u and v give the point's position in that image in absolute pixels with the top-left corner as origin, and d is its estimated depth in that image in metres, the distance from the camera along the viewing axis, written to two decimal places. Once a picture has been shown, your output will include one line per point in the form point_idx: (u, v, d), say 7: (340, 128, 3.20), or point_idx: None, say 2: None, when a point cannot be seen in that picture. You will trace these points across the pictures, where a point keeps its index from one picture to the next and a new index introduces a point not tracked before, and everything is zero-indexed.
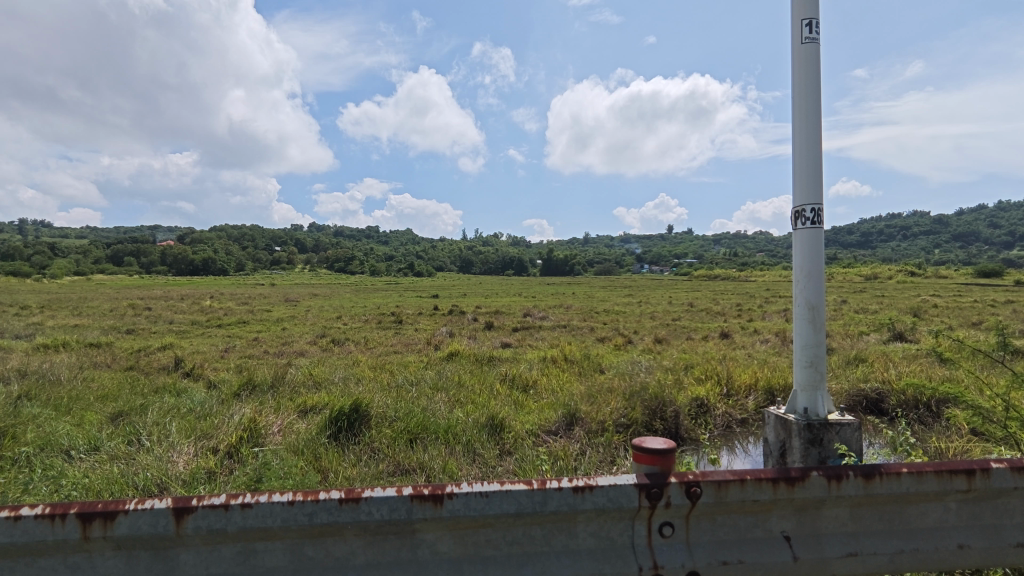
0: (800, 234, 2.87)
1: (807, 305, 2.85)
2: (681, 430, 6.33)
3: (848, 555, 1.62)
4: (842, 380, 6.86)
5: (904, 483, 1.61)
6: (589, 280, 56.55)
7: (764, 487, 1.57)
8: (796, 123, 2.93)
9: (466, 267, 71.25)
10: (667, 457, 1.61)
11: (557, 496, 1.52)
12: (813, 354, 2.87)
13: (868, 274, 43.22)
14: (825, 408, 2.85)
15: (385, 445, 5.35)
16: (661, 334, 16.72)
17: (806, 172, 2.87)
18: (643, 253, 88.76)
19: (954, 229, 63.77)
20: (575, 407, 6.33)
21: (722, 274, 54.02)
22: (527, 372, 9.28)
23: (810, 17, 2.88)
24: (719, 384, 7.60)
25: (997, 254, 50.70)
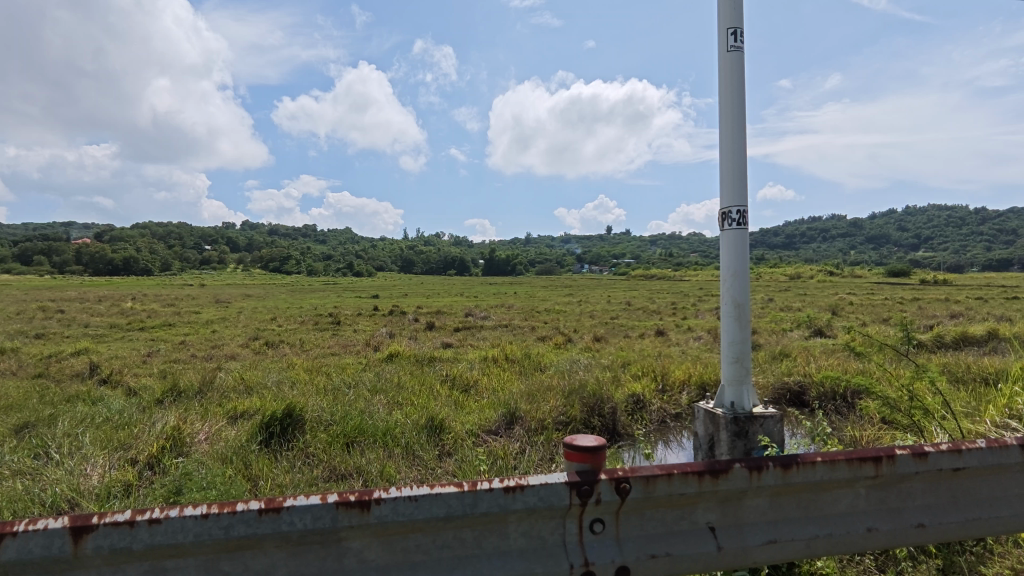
0: (727, 234, 2.98)
1: (733, 302, 2.96)
2: (618, 426, 6.48)
3: (768, 543, 1.69)
4: (768, 374, 7.22)
5: (819, 471, 1.69)
6: (531, 280, 57.03)
7: (689, 481, 1.60)
8: (723, 126, 3.04)
9: (407, 267, 70.29)
10: (598, 454, 1.61)
11: (487, 497, 1.50)
12: (739, 350, 2.99)
13: (792, 274, 45.81)
14: (750, 402, 2.97)
15: (320, 449, 5.19)
16: (600, 332, 17.05)
17: (732, 175, 2.98)
18: (584, 253, 90.39)
19: (868, 231, 68.44)
20: (515, 406, 6.36)
21: (659, 274, 55.75)
22: (468, 372, 9.24)
23: (736, 26, 2.99)
24: (655, 380, 7.83)
25: (905, 255, 54.87)
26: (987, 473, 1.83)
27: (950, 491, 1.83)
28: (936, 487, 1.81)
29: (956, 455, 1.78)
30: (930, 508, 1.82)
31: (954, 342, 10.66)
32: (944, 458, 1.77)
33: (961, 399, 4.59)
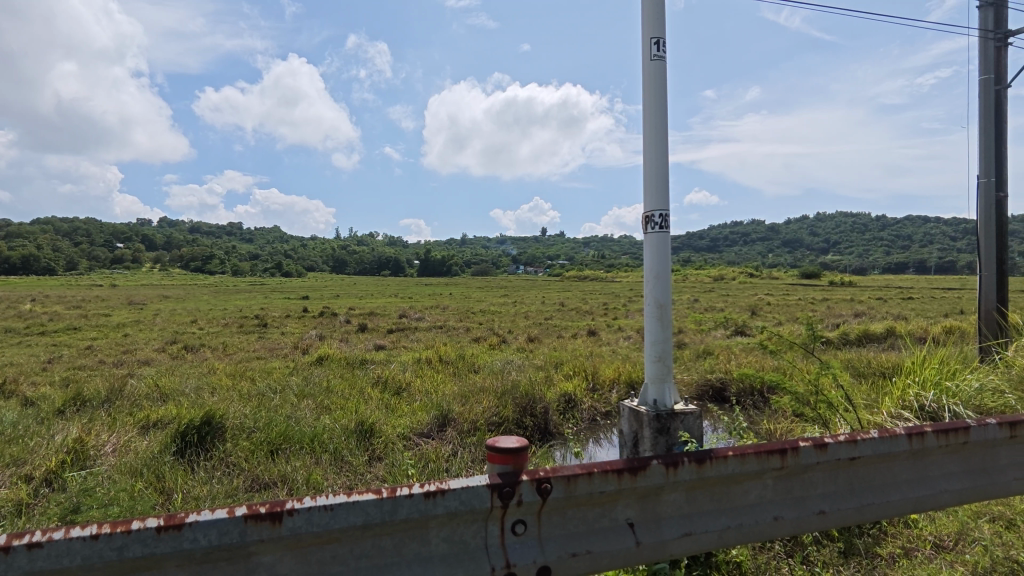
0: (650, 238, 3.08)
1: (655, 303, 3.06)
2: (550, 425, 6.59)
3: (684, 535, 1.74)
4: (691, 371, 7.55)
5: (730, 465, 1.77)
6: (467, 280, 56.84)
7: (609, 479, 1.63)
8: (646, 133, 3.12)
9: (339, 267, 68.34)
10: (520, 455, 1.61)
11: (407, 504, 1.46)
12: (661, 349, 3.09)
13: (716, 276, 48.04)
14: (671, 399, 3.08)
15: (242, 458, 4.95)
16: (534, 332, 17.25)
17: (654, 180, 3.08)
18: (520, 254, 91.13)
19: (784, 235, 72.85)
20: (447, 407, 6.31)
21: (592, 274, 57.00)
22: (401, 374, 9.10)
23: (658, 36, 3.10)
24: (586, 379, 8.00)
25: (815, 259, 58.83)
26: (879, 461, 1.98)
27: (848, 479, 1.96)
28: (835, 475, 1.94)
29: (853, 445, 1.90)
30: (830, 496, 1.94)
31: (857, 339, 11.52)
32: (842, 448, 1.89)
33: (862, 392, 4.97)
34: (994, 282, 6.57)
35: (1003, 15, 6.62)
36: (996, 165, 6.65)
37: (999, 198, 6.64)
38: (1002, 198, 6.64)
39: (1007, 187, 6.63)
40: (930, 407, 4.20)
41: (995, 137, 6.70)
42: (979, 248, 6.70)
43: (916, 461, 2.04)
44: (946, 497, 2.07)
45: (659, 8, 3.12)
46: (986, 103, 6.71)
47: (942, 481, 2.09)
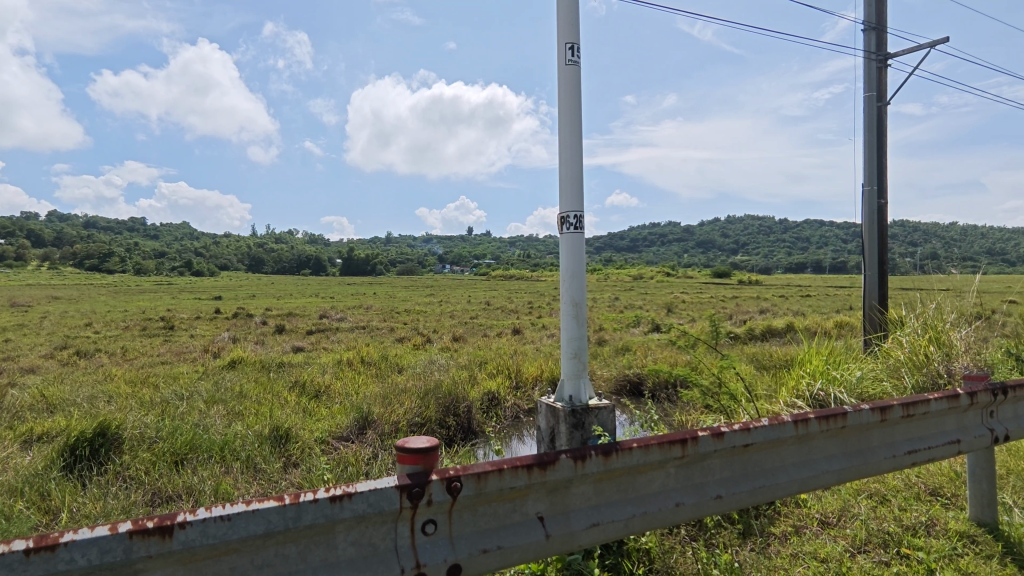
0: (565, 238, 3.16)
1: (570, 302, 3.15)
2: (473, 423, 6.63)
3: (591, 526, 1.80)
4: (610, 367, 7.83)
5: (635, 456, 1.84)
6: (391, 280, 55.80)
7: (519, 474, 1.66)
8: (563, 135, 3.19)
9: (255, 266, 65.08)
10: (430, 455, 1.60)
11: (312, 509, 1.41)
12: (577, 346, 3.17)
13: (636, 275, 49.85)
14: (586, 394, 3.17)
15: (142, 471, 4.61)
16: (458, 331, 17.23)
17: (568, 182, 3.16)
18: (446, 252, 90.60)
19: (698, 237, 76.74)
20: (368, 409, 6.18)
21: (518, 274, 57.57)
22: (320, 377, 8.81)
23: (573, 42, 3.18)
24: (509, 377, 8.09)
25: (725, 259, 62.41)
26: (770, 446, 2.13)
27: (742, 464, 2.10)
28: (731, 461, 2.07)
29: (746, 432, 2.04)
30: (727, 481, 2.07)
31: (761, 334, 12.36)
32: (737, 436, 2.02)
33: (762, 383, 5.35)
34: (876, 281, 7.25)
35: (884, 38, 7.31)
36: (878, 175, 7.33)
37: (881, 205, 7.31)
38: (883, 205, 7.32)
39: (887, 195, 7.32)
40: (819, 395, 4.58)
41: (877, 149, 7.38)
42: (863, 251, 7.38)
43: (800, 446, 2.22)
44: (827, 478, 2.26)
45: (574, 14, 3.20)
46: (870, 118, 7.38)
47: (823, 462, 2.28)
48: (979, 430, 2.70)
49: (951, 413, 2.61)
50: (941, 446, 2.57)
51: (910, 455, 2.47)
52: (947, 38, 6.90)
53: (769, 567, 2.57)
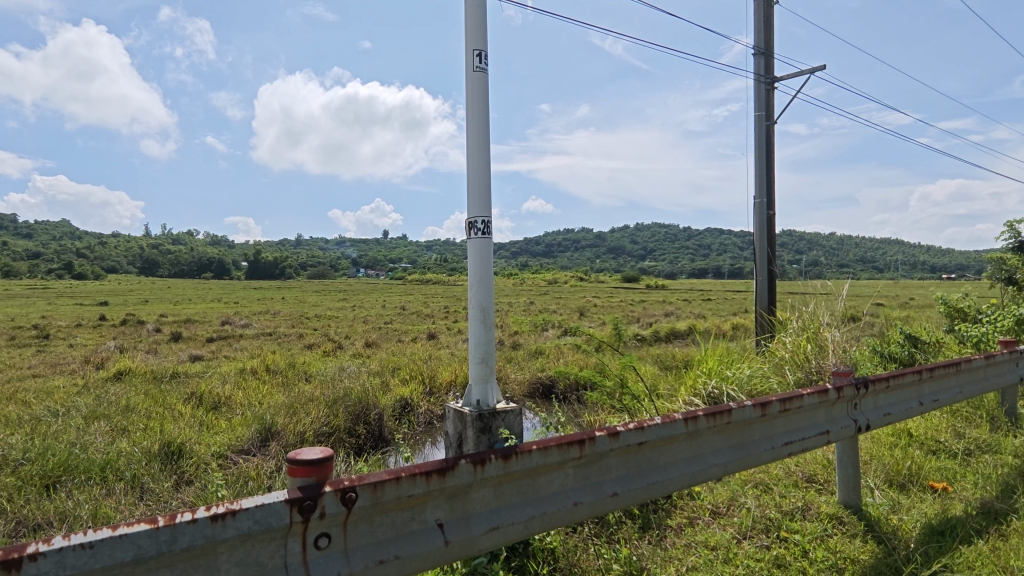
0: (473, 243, 3.18)
1: (478, 307, 3.16)
2: (384, 431, 6.52)
3: (491, 529, 1.81)
4: (523, 370, 7.96)
5: (534, 458, 1.88)
6: (301, 284, 53.49)
7: (417, 482, 1.65)
8: (470, 139, 3.21)
9: (148, 268, 60.09)
10: (323, 466, 1.55)
11: (189, 530, 1.32)
12: (485, 350, 3.19)
13: (552, 280, 50.98)
14: (494, 398, 3.19)
15: (4, 498, 4.10)
16: (372, 337, 16.84)
17: (476, 186, 3.18)
18: (361, 255, 88.35)
19: (609, 243, 79.72)
20: (271, 420, 5.88)
21: (434, 278, 57.09)
22: (219, 387, 8.29)
23: (480, 48, 3.21)
24: (422, 383, 8.01)
25: (634, 265, 65.25)
26: (662, 443, 2.25)
27: (636, 462, 2.20)
28: (626, 459, 2.16)
29: (640, 431, 2.14)
30: (623, 478, 2.16)
31: (665, 336, 13.04)
32: (631, 435, 2.11)
33: (664, 382, 5.64)
34: (765, 286, 7.86)
35: (771, 63, 7.95)
36: (767, 189, 7.95)
37: (769, 216, 7.92)
38: (771, 216, 7.94)
39: (775, 207, 7.94)
40: (714, 393, 4.89)
41: (767, 164, 7.99)
42: (755, 257, 7.97)
43: (690, 442, 2.36)
44: (715, 471, 2.41)
45: (483, 22, 3.23)
46: (760, 135, 8.00)
47: (711, 456, 2.43)
48: (846, 421, 2.99)
49: (822, 407, 2.87)
50: (813, 437, 2.82)
51: (787, 446, 2.69)
52: (823, 67, 7.62)
53: (664, 559, 2.70)
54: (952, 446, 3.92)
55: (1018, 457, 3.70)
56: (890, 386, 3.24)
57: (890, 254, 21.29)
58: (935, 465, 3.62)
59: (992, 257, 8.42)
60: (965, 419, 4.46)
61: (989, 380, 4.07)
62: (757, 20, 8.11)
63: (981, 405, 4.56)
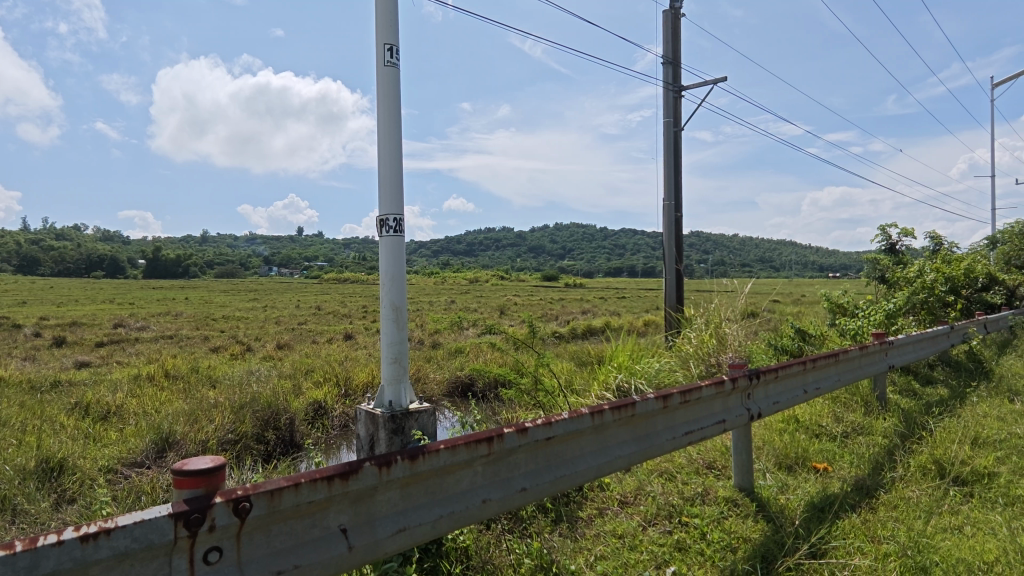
0: (384, 241, 3.12)
1: (390, 306, 3.11)
2: (295, 436, 6.27)
3: (398, 531, 1.79)
4: (443, 368, 7.93)
5: (442, 457, 1.87)
6: (206, 283, 50.19)
7: (318, 487, 1.59)
8: (381, 135, 3.14)
9: (26, 266, 54.17)
10: (214, 476, 1.46)
11: (53, 553, 1.20)
12: (398, 350, 3.13)
13: (473, 278, 51.01)
14: (407, 398, 3.14)
15: None
16: (284, 339, 16.11)
17: (387, 184, 3.12)
18: (273, 253, 84.26)
19: (529, 242, 80.80)
20: (169, 428, 5.48)
21: (352, 278, 55.45)
22: (110, 395, 7.62)
23: (391, 43, 3.16)
24: (337, 385, 7.76)
25: (554, 264, 66.53)
26: (570, 438, 2.31)
27: (545, 457, 2.24)
28: (535, 454, 2.20)
29: (548, 426, 2.19)
30: (531, 473, 2.19)
31: (582, 333, 13.43)
32: (539, 430, 2.16)
33: (578, 378, 5.81)
34: (674, 283, 8.26)
35: (679, 72, 8.35)
36: (675, 192, 8.35)
37: (677, 217, 8.33)
38: (679, 218, 8.35)
39: (682, 209, 8.36)
40: (624, 386, 5.09)
41: (675, 168, 8.39)
42: (664, 257, 8.35)
43: (597, 435, 2.43)
44: (620, 462, 2.50)
45: (394, 17, 3.18)
46: (668, 140, 8.39)
47: (617, 448, 2.52)
48: (740, 410, 3.20)
49: (718, 397, 3.06)
50: (711, 425, 2.99)
51: (687, 436, 2.84)
52: (725, 78, 8.11)
53: (574, 550, 2.78)
54: (832, 429, 4.31)
55: (886, 437, 4.12)
56: (779, 376, 3.51)
57: (783, 254, 23.02)
58: (818, 448, 3.95)
59: (868, 257, 9.32)
60: (844, 404, 4.91)
61: (863, 369, 4.49)
62: (665, 31, 8.50)
63: (856, 391, 5.04)
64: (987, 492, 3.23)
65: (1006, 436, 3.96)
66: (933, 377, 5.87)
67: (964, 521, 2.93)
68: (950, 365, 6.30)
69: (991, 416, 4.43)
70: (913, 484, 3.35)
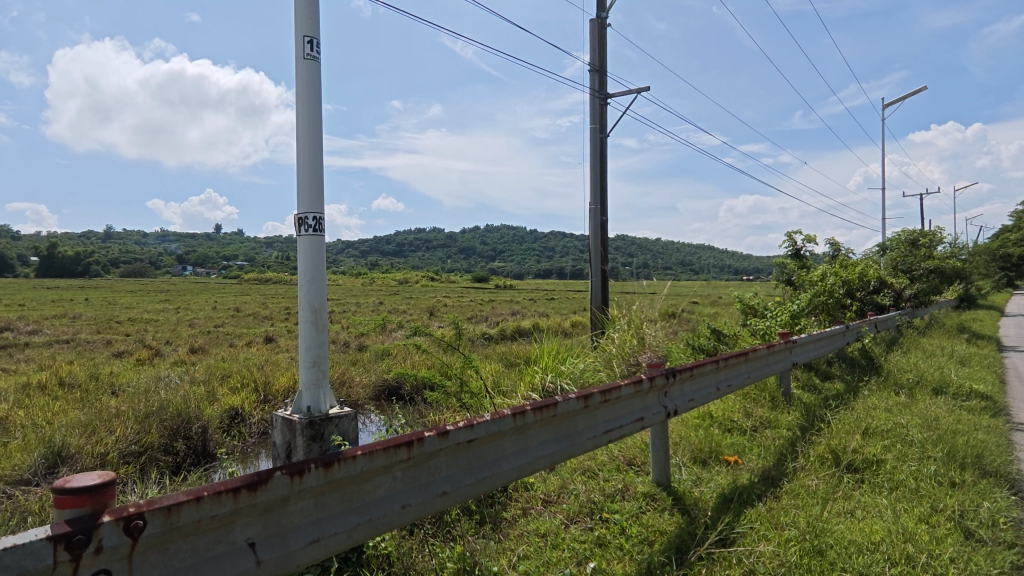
0: (303, 240, 3.01)
1: (309, 307, 3.00)
2: (208, 446, 5.94)
3: (311, 542, 1.72)
4: (369, 371, 7.77)
5: (358, 464, 1.82)
6: (110, 283, 46.45)
7: (222, 500, 1.51)
8: (300, 131, 3.03)
9: None
10: (101, 493, 1.35)
11: None
12: (317, 354, 3.03)
13: (402, 280, 50.27)
14: (327, 403, 3.03)
15: None
16: (198, 342, 15.20)
17: (306, 181, 3.01)
18: (186, 251, 79.19)
19: (460, 243, 80.48)
20: (62, 441, 5.03)
21: (275, 278, 53.14)
22: None
23: (312, 35, 3.05)
24: (255, 390, 7.42)
25: (484, 265, 66.73)
26: (491, 439, 2.31)
27: (466, 459, 2.23)
28: (456, 457, 2.18)
29: (469, 428, 2.18)
30: (452, 477, 2.17)
31: (512, 334, 13.53)
32: (460, 433, 2.14)
33: (505, 379, 5.86)
34: (600, 286, 8.47)
35: (605, 80, 8.59)
36: (601, 196, 8.57)
37: (603, 221, 8.55)
38: (605, 222, 8.58)
39: (608, 213, 8.59)
40: (550, 387, 5.18)
41: (601, 173, 8.61)
42: (590, 259, 8.55)
43: (518, 435, 2.45)
44: (541, 461, 2.53)
45: (313, 9, 3.07)
46: (595, 146, 8.61)
47: (538, 448, 2.55)
48: (657, 407, 3.32)
49: (637, 395, 3.16)
50: (629, 423, 3.08)
51: (607, 434, 2.92)
52: (648, 87, 8.43)
53: (498, 550, 2.79)
54: (742, 423, 4.57)
55: (789, 430, 4.41)
56: (693, 374, 3.67)
57: (701, 258, 24.21)
58: (729, 441, 4.17)
59: (776, 261, 9.96)
60: (753, 399, 5.22)
61: (770, 366, 4.79)
62: (592, 39, 8.71)
63: (764, 387, 5.37)
64: (875, 478, 3.52)
65: (892, 425, 4.34)
66: (831, 373, 6.37)
67: (856, 505, 3.18)
68: (846, 362, 6.85)
69: (880, 407, 4.84)
70: (813, 472, 3.60)
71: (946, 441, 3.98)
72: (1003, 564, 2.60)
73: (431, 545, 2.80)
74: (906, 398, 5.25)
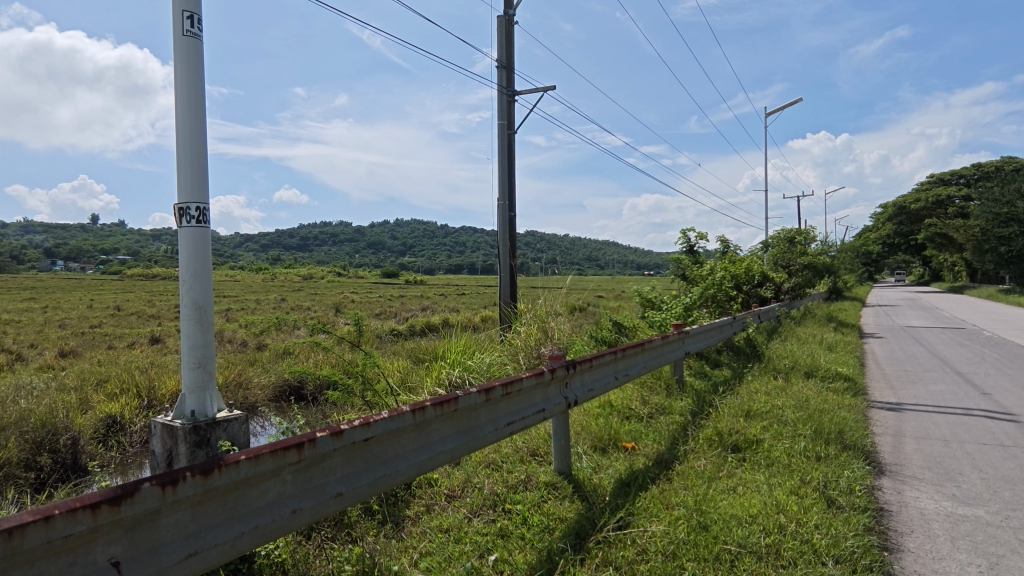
0: (183, 232, 2.79)
1: (192, 305, 2.78)
2: (80, 459, 5.39)
3: (187, 556, 1.60)
4: (268, 371, 7.37)
5: (241, 469, 1.72)
6: None
7: (79, 518, 1.37)
8: (180, 114, 2.80)
9: None
10: None
11: None
12: (201, 355, 2.82)
13: (306, 276, 48.19)
14: (213, 407, 2.83)
15: None
16: (69, 344, 13.71)
17: (186, 169, 2.79)
18: (55, 244, 71.10)
19: (368, 237, 78.26)
20: None
21: (162, 274, 49.02)
22: None
23: (192, 11, 2.82)
24: (138, 395, 6.82)
25: (394, 261, 65.40)
26: (389, 437, 2.27)
27: (363, 459, 2.17)
28: (352, 457, 2.12)
29: (366, 427, 2.12)
30: (347, 478, 2.10)
31: (421, 330, 13.36)
32: (356, 432, 2.09)
33: (412, 374, 5.78)
34: (508, 280, 8.56)
35: (512, 77, 8.67)
36: (509, 192, 8.65)
37: (511, 217, 8.64)
38: (513, 217, 8.68)
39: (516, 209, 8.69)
40: (456, 382, 5.18)
41: (509, 169, 8.68)
42: (498, 254, 8.61)
43: (418, 432, 2.42)
44: (442, 457, 2.51)
45: None
46: (503, 142, 8.66)
47: (439, 444, 2.53)
48: (558, 398, 3.41)
49: (538, 387, 3.22)
50: (531, 415, 3.14)
51: (509, 426, 2.95)
52: (554, 86, 8.60)
53: (399, 549, 2.74)
54: (640, 410, 4.81)
55: (681, 415, 4.69)
56: (593, 365, 3.80)
57: (606, 253, 25.19)
58: (627, 428, 4.37)
59: (673, 257, 10.54)
60: (650, 387, 5.50)
61: (665, 355, 5.06)
62: (500, 35, 8.74)
63: (660, 375, 5.68)
64: (755, 456, 3.83)
65: (770, 407, 4.74)
66: (719, 360, 6.85)
67: (737, 482, 3.44)
68: (733, 349, 7.40)
69: (761, 391, 5.27)
70: (701, 454, 3.86)
71: (813, 419, 4.41)
72: (857, 527, 2.92)
73: (329, 548, 2.71)
74: (783, 382, 5.76)
